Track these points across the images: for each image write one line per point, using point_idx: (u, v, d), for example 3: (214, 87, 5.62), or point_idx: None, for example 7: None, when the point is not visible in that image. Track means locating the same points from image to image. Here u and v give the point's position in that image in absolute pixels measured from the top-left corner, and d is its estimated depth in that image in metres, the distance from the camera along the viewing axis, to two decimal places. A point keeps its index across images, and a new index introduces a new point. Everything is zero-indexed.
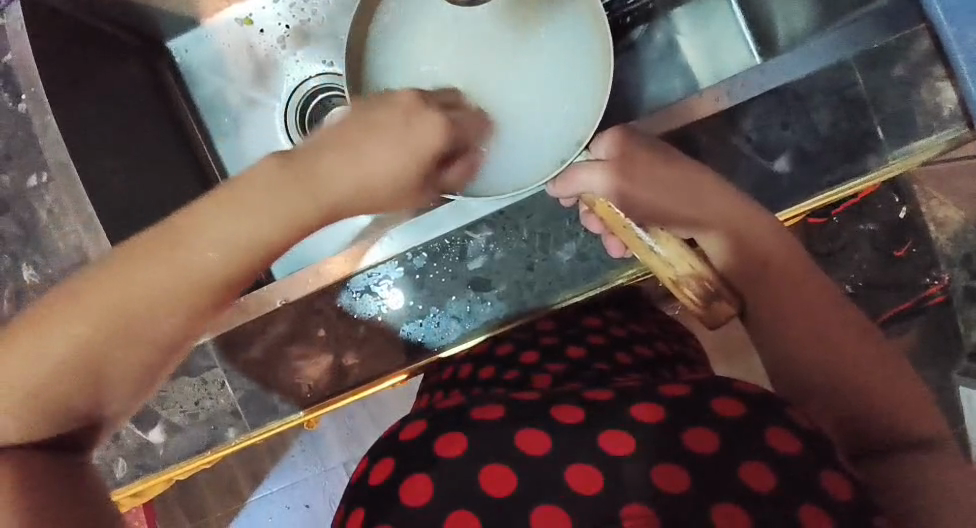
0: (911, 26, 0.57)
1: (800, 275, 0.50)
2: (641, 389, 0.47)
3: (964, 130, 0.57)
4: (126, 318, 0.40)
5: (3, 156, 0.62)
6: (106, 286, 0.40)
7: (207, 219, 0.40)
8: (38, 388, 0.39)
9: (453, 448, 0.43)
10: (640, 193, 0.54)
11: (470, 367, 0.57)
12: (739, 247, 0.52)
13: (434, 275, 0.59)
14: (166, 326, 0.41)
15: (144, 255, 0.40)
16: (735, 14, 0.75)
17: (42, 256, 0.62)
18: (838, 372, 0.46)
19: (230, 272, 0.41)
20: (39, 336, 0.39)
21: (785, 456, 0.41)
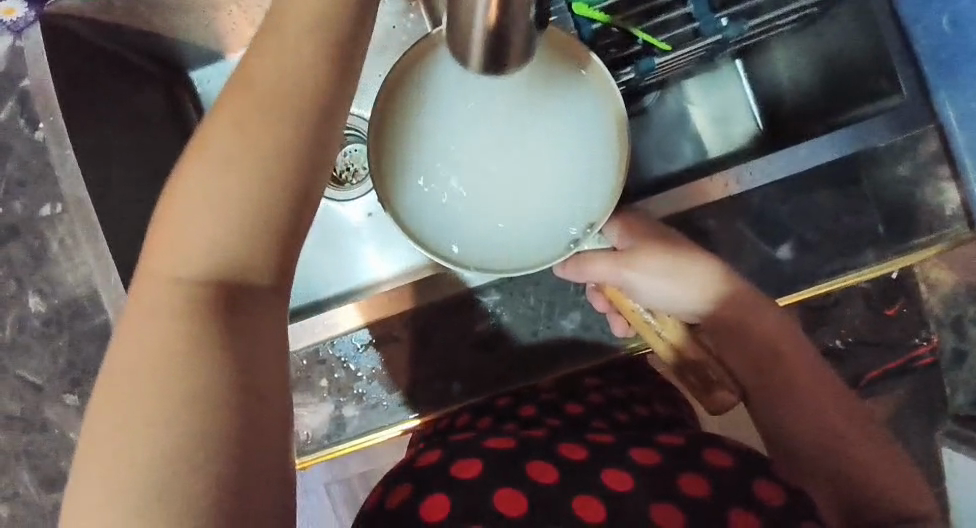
0: (923, 123, 0.57)
1: (800, 357, 0.52)
2: (638, 439, 0.53)
3: (965, 229, 0.59)
4: (241, 217, 0.35)
5: (18, 183, 0.62)
6: (196, 204, 0.35)
7: (237, 113, 0.35)
8: (183, 302, 0.34)
9: (470, 470, 0.48)
10: (646, 284, 0.54)
11: (467, 416, 0.59)
12: (743, 333, 0.53)
13: (440, 335, 0.60)
14: (270, 242, 0.35)
15: (233, 130, 0.35)
16: (741, 79, 0.76)
17: (48, 285, 0.62)
18: (828, 442, 0.49)
19: (284, 133, 0.35)
20: (165, 264, 0.35)
21: (769, 506, 0.46)
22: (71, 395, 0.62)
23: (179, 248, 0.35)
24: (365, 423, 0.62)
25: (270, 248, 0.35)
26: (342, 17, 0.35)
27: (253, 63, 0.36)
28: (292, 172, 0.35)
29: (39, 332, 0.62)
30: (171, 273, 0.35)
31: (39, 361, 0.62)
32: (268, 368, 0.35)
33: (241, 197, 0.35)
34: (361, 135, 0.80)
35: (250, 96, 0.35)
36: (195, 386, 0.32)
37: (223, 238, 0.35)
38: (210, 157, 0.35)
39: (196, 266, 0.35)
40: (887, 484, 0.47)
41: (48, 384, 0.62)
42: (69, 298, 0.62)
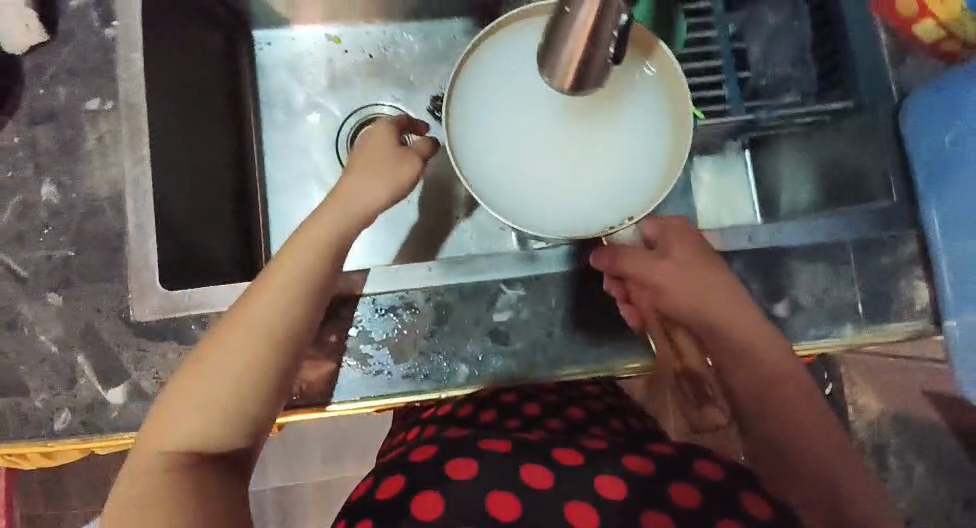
0: (903, 228, 0.67)
1: (796, 388, 0.57)
2: (630, 446, 0.52)
3: (929, 325, 0.66)
4: (235, 406, 0.49)
5: (73, 72, 0.62)
6: (202, 391, 0.49)
7: (264, 306, 0.51)
8: (190, 442, 0.49)
9: (461, 472, 0.47)
10: (675, 292, 0.60)
11: (470, 408, 0.60)
12: (754, 367, 0.58)
13: (458, 316, 0.62)
14: (255, 406, 0.50)
15: (257, 303, 0.51)
16: (747, 165, 0.85)
17: (70, 176, 0.60)
18: (814, 466, 0.55)
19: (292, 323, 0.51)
20: (184, 415, 0.49)
21: (755, 518, 0.45)
22: (54, 295, 0.59)
23: (186, 427, 0.49)
24: (363, 387, 0.60)
25: (241, 427, 0.50)
26: (405, 160, 0.56)
27: (307, 250, 0.53)
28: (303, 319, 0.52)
29: (43, 221, 0.60)
30: (177, 442, 0.48)
31: (31, 251, 0.59)
32: (233, 504, 0.47)
33: (237, 396, 0.49)
34: None
35: (278, 282, 0.51)
36: (199, 481, 0.47)
37: (235, 405, 0.49)
38: (223, 350, 0.50)
39: (208, 399, 0.49)
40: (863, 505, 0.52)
41: (33, 277, 0.59)
42: (87, 195, 0.60)
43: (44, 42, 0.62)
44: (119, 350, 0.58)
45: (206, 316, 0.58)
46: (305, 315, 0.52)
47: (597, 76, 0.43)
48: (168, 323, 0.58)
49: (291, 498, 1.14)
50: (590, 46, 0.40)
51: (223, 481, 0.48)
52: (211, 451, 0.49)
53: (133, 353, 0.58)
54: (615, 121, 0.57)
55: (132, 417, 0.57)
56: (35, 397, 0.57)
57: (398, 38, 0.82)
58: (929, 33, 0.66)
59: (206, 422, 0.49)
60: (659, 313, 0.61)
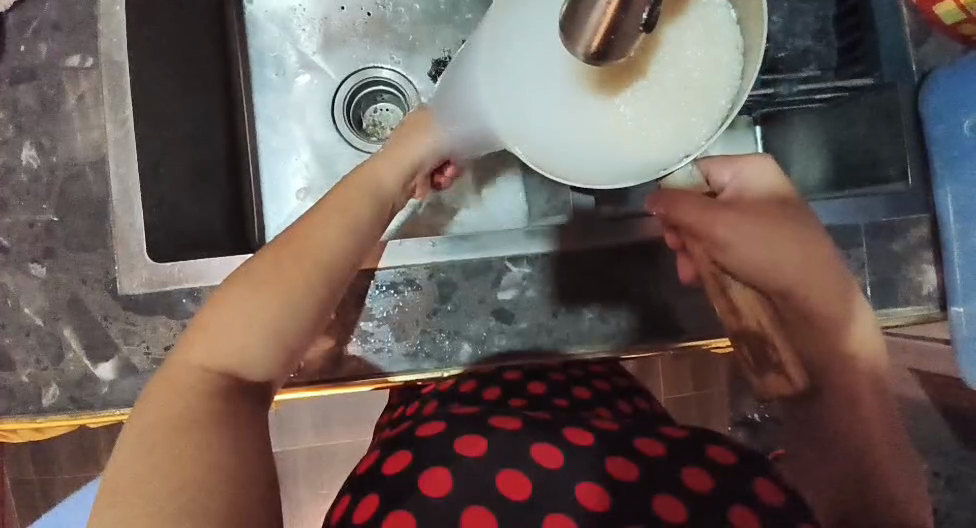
0: (917, 212, 0.66)
1: (865, 371, 0.52)
2: (642, 429, 0.52)
3: (935, 310, 0.66)
4: (268, 327, 0.46)
5: (50, 23, 0.57)
6: (235, 308, 0.46)
7: (315, 229, 0.50)
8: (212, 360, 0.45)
9: (472, 448, 0.46)
10: (749, 248, 0.52)
11: (473, 382, 0.57)
12: (824, 334, 0.53)
13: (463, 293, 0.60)
14: (289, 331, 0.47)
15: (310, 225, 0.50)
16: (755, 141, 0.82)
17: (51, 140, 0.56)
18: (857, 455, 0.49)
19: (344, 250, 0.50)
20: (212, 335, 0.46)
21: (770, 505, 0.44)
22: (37, 266, 0.56)
23: (213, 346, 0.46)
24: (363, 365, 0.59)
25: (269, 354, 0.47)
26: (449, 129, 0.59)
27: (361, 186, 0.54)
28: (349, 252, 0.51)
29: (24, 188, 0.56)
30: (199, 362, 0.45)
31: (11, 220, 0.56)
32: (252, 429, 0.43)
33: (279, 320, 0.47)
34: (399, 94, 0.78)
35: (338, 209, 0.52)
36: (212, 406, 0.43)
37: (273, 322, 0.46)
38: (267, 267, 0.48)
39: (239, 319, 0.46)
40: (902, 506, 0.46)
41: (14, 246, 0.56)
42: (70, 160, 0.56)
43: None
44: (106, 324, 0.56)
45: (198, 291, 0.56)
46: (351, 242, 0.51)
47: (623, 47, 0.40)
48: (160, 297, 0.56)
49: (283, 467, 1.14)
50: (620, 13, 0.38)
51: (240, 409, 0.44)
52: (236, 372, 0.46)
53: (123, 328, 0.55)
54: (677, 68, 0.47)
55: (123, 392, 0.55)
56: (21, 372, 0.55)
57: None
58: (950, 15, 0.65)
59: (246, 342, 0.46)
60: (716, 266, 0.56)
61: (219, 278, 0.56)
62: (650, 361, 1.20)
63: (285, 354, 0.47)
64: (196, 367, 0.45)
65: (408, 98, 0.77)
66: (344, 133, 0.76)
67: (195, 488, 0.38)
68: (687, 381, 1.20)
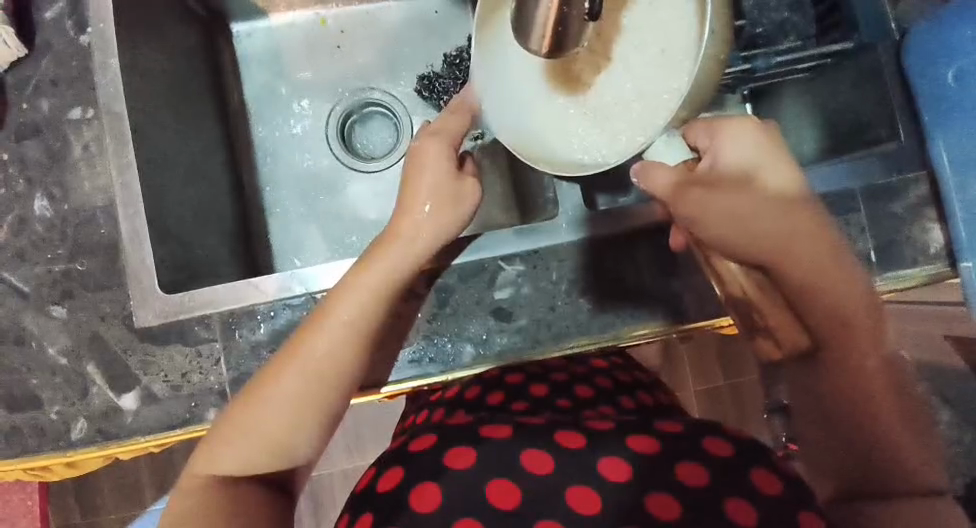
0: (914, 170, 0.64)
1: (866, 344, 0.50)
2: (639, 424, 0.52)
3: (945, 268, 0.64)
4: (284, 437, 0.49)
5: (51, 82, 0.61)
6: (250, 421, 0.49)
7: (318, 336, 0.50)
8: (235, 467, 0.49)
9: (460, 460, 0.48)
10: (725, 228, 0.52)
11: (478, 388, 0.60)
12: (829, 308, 0.51)
13: (460, 296, 0.61)
14: (304, 437, 0.50)
15: (315, 334, 0.51)
16: None
17: (61, 189, 0.60)
18: (860, 425, 0.49)
19: (353, 358, 0.51)
20: (233, 444, 0.49)
21: (768, 497, 0.46)
22: (58, 308, 0.59)
23: (232, 455, 0.49)
24: (370, 376, 0.60)
25: (290, 456, 0.50)
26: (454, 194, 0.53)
27: (363, 276, 0.52)
28: (358, 356, 0.51)
29: (39, 236, 0.60)
30: (220, 469, 0.48)
31: (30, 267, 0.60)
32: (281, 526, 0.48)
33: (296, 427, 0.49)
34: (390, 113, 0.80)
35: (339, 313, 0.51)
36: (236, 504, 0.47)
37: (289, 434, 0.49)
38: (277, 380, 0.49)
39: (257, 431, 0.49)
40: (907, 465, 0.47)
41: (35, 292, 0.59)
42: (80, 205, 0.60)
43: (20, 56, 0.61)
44: (125, 357, 0.59)
45: (209, 317, 0.58)
46: (360, 350, 0.51)
47: (575, 33, 0.42)
48: (172, 326, 0.58)
49: (320, 488, 1.16)
50: (563, 6, 0.39)
51: (267, 506, 0.48)
52: (259, 475, 0.49)
53: (142, 358, 0.58)
54: (645, 56, 0.51)
55: (145, 420, 0.58)
56: (49, 410, 0.58)
57: (380, 20, 0.80)
58: None
59: (263, 454, 0.49)
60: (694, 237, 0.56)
61: (227, 303, 0.58)
62: (674, 355, 1.19)
63: (306, 454, 0.51)
64: (220, 473, 0.48)
65: (398, 115, 0.80)
66: (338, 154, 0.78)
67: None
68: (714, 372, 1.18)
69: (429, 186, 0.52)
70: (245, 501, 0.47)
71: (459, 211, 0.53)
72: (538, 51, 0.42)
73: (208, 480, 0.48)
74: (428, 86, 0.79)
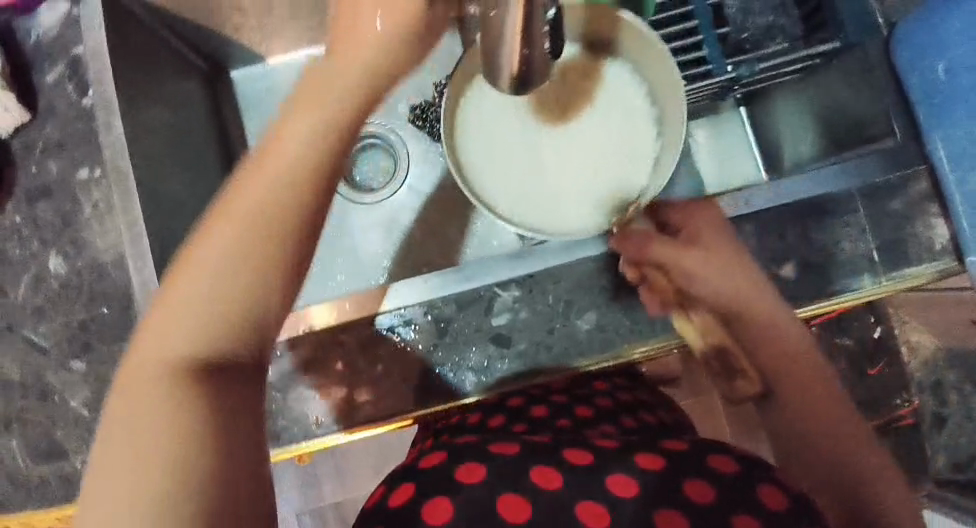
0: (913, 165, 0.62)
1: (824, 393, 0.56)
2: (644, 443, 0.53)
3: (953, 263, 0.63)
4: (189, 400, 0.36)
5: (58, 145, 0.65)
6: (138, 400, 0.36)
7: (199, 258, 0.39)
8: (135, 470, 0.33)
9: (473, 476, 0.48)
10: (694, 286, 0.62)
11: (479, 414, 0.62)
12: (778, 366, 0.58)
13: (460, 324, 0.62)
14: (216, 398, 0.36)
15: (196, 255, 0.39)
16: (743, 125, 0.82)
17: (73, 247, 0.63)
18: (835, 458, 0.52)
19: (255, 272, 0.38)
20: (116, 446, 0.34)
21: (773, 512, 0.46)
22: (77, 361, 0.62)
23: (115, 466, 0.34)
24: (376, 408, 0.62)
25: (198, 430, 0.35)
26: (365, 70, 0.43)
27: (245, 179, 0.41)
28: (266, 268, 0.39)
29: (56, 293, 0.63)
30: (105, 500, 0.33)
31: (49, 323, 0.63)
32: (237, 471, 0.35)
33: (201, 386, 0.36)
34: (386, 145, 0.82)
35: (228, 215, 0.39)
36: (152, 499, 0.33)
37: (191, 407, 0.35)
38: (154, 342, 0.38)
39: (144, 421, 0.35)
40: (885, 499, 0.49)
41: (55, 347, 0.62)
42: (92, 261, 0.63)
43: (24, 121, 0.65)
44: None
45: None
46: (262, 257, 0.39)
47: (539, 75, 0.42)
48: None
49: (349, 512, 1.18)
50: (524, 48, 0.39)
51: (198, 477, 0.33)
52: (162, 478, 0.33)
53: None
54: (606, 149, 0.70)
55: None
56: (76, 459, 0.61)
57: None
58: None
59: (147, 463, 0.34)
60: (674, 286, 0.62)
61: None
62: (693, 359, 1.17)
63: (220, 429, 0.35)
64: (109, 500, 0.33)
65: (394, 146, 0.82)
66: (337, 189, 0.81)
67: (192, 497, 0.33)
68: None
69: (342, 78, 0.43)
70: (170, 474, 0.33)
71: (359, 80, 0.43)
72: (502, 91, 0.43)
73: (106, 507, 0.33)
74: (421, 116, 0.81)
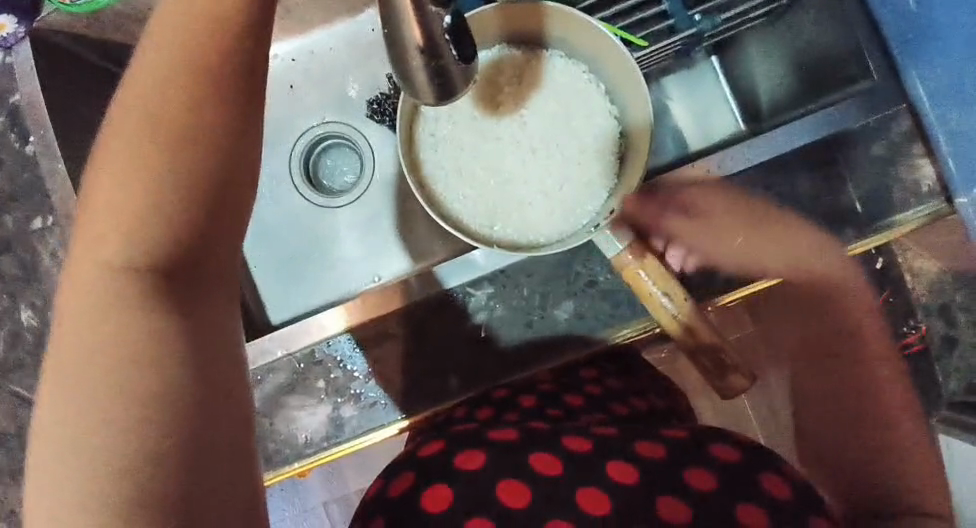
0: (894, 105, 0.58)
1: (869, 353, 0.49)
2: (645, 432, 0.50)
3: (942, 205, 0.59)
4: (118, 383, 0.31)
5: (9, 196, 0.63)
6: (60, 391, 0.31)
7: (101, 209, 0.33)
8: (79, 462, 0.30)
9: (471, 463, 0.45)
10: (706, 239, 0.57)
11: (467, 408, 0.58)
12: (822, 317, 0.52)
13: (436, 330, 0.61)
14: (142, 373, 0.31)
15: (96, 211, 0.33)
16: (718, 76, 0.75)
17: (42, 298, 0.63)
18: (860, 431, 0.48)
19: (164, 219, 0.33)
20: (52, 439, 0.30)
21: (778, 501, 0.45)
22: None
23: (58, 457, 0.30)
24: (363, 421, 0.62)
25: (144, 411, 0.31)
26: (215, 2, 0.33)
27: (120, 129, 0.33)
28: (179, 209, 0.33)
29: (33, 346, 0.63)
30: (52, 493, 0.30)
31: (31, 377, 0.63)
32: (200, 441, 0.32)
33: (127, 363, 0.31)
34: (350, 144, 0.80)
35: (115, 165, 0.33)
36: (111, 488, 0.30)
37: (125, 387, 0.31)
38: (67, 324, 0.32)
39: (74, 406, 0.31)
40: (914, 475, 0.45)
41: None
42: None
43: None
44: None
45: None
46: (168, 196, 0.33)
47: (460, 71, 0.34)
48: None
49: None
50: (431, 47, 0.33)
51: (159, 454, 0.31)
52: (113, 459, 0.30)
53: None
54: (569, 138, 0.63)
55: None
56: None
57: (319, 52, 0.79)
58: None
59: (106, 444, 0.30)
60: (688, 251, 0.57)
61: None
62: None
63: (167, 398, 0.32)
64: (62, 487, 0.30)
65: (357, 144, 0.79)
66: (306, 195, 0.79)
67: (163, 474, 0.31)
68: None
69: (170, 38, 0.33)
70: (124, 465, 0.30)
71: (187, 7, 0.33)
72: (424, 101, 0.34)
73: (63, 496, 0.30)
74: (379, 110, 0.78)
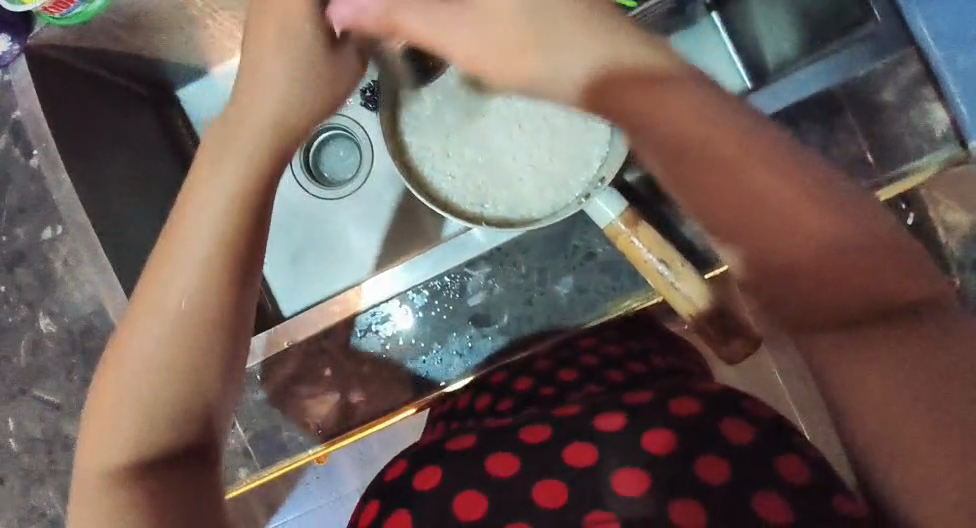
0: (900, 48, 0.56)
1: (817, 222, 0.32)
2: (608, 402, 0.48)
3: (959, 150, 0.56)
4: (149, 449, 0.38)
5: (20, 209, 0.66)
6: (100, 449, 0.38)
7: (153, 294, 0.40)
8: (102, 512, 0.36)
9: (430, 480, 0.46)
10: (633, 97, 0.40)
11: (468, 398, 0.60)
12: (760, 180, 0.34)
13: (436, 313, 0.61)
14: (174, 438, 0.38)
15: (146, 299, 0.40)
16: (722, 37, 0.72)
17: (57, 305, 0.65)
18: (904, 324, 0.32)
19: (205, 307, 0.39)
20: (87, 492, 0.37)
21: (737, 448, 0.42)
22: None
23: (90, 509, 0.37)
24: (372, 407, 0.63)
25: (163, 480, 0.37)
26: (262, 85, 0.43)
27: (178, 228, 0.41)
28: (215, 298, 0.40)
29: (54, 351, 0.65)
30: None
31: (55, 380, 0.65)
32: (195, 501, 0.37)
33: (160, 427, 0.38)
34: (348, 135, 0.80)
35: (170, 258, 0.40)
36: None
37: (154, 453, 0.38)
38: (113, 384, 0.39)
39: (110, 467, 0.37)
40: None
41: (66, 402, 0.65)
42: (77, 315, 0.65)
43: None
44: None
45: None
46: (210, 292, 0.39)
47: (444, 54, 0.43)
48: None
49: None
50: None
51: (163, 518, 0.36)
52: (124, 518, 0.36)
53: None
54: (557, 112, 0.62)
55: None
56: None
57: None
58: None
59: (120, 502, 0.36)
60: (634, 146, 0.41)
61: None
62: None
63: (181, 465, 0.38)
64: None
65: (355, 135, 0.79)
66: (312, 192, 0.79)
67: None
68: None
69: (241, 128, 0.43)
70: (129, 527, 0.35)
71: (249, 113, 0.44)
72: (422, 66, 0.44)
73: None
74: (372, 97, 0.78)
